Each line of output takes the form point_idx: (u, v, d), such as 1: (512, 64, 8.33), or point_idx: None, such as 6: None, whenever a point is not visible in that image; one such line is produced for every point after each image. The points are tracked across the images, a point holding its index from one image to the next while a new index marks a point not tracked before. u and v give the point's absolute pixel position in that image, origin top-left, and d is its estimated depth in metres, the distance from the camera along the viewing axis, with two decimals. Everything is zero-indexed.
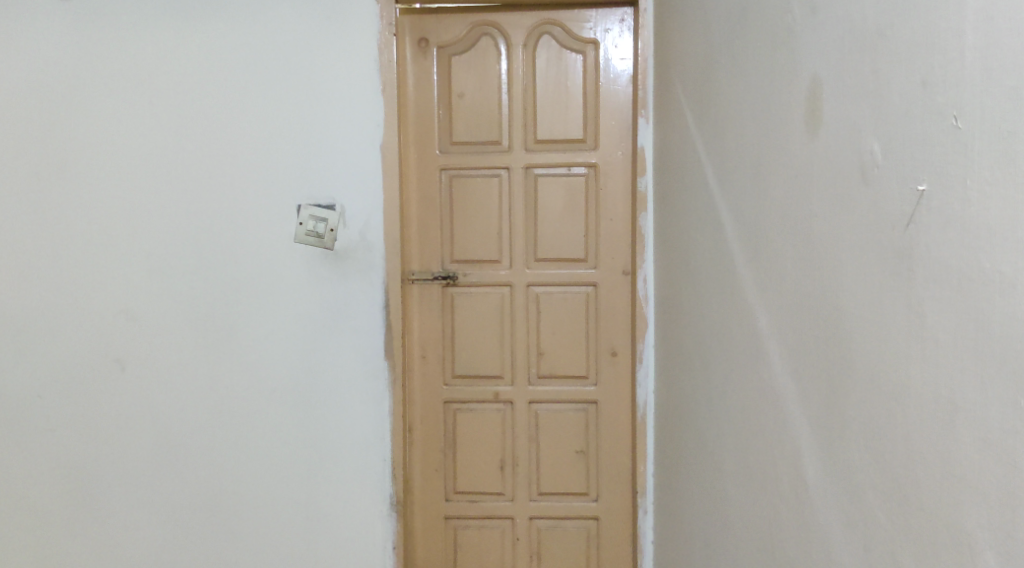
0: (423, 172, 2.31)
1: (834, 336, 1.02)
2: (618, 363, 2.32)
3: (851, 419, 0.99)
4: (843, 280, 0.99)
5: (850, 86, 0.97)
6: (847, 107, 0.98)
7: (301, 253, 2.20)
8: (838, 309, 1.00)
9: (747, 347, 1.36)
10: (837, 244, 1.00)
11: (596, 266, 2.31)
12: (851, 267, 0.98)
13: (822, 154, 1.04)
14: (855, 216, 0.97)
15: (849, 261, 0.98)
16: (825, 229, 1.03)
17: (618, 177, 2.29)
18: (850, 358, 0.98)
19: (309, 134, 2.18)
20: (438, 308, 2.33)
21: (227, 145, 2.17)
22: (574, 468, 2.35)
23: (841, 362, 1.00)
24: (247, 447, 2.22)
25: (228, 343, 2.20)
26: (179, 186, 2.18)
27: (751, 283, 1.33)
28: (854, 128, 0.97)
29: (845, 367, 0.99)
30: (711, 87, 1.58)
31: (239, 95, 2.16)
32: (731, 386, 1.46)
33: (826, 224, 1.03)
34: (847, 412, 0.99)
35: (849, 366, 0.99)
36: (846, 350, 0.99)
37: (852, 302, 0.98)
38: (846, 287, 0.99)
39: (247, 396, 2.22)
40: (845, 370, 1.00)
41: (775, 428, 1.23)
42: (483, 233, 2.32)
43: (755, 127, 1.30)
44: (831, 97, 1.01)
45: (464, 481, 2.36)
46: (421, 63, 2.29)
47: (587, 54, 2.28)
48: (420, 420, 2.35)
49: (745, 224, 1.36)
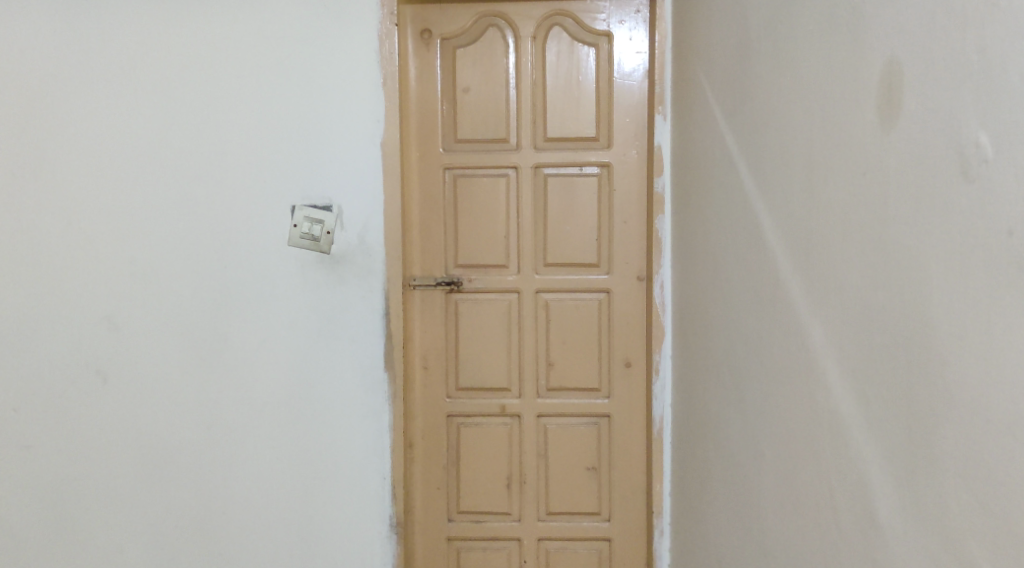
0: (426, 171, 2.18)
1: (918, 360, 0.90)
2: (633, 374, 2.19)
3: (944, 454, 0.86)
4: (932, 296, 0.87)
5: (946, 71, 0.86)
6: (941, 96, 0.86)
7: (296, 257, 2.05)
8: (926, 329, 0.88)
9: (794, 367, 1.23)
10: (926, 253, 0.88)
11: (609, 271, 2.18)
12: (948, 280, 0.85)
13: (902, 150, 0.92)
14: (954, 219, 0.85)
15: (942, 275, 0.86)
16: (907, 238, 0.91)
17: (632, 177, 2.16)
18: (942, 386, 0.86)
19: (305, 130, 2.03)
20: (441, 316, 2.20)
21: (217, 142, 2.03)
22: (585, 485, 2.22)
23: (929, 389, 0.88)
24: (237, 465, 2.08)
25: (218, 353, 2.06)
26: (164, 186, 2.03)
27: (800, 295, 1.20)
28: (951, 119, 0.85)
29: (935, 395, 0.87)
30: (747, 78, 1.45)
31: (230, 88, 2.02)
32: (771, 408, 1.34)
33: (909, 231, 0.90)
34: (939, 446, 0.87)
35: (943, 393, 0.86)
36: (937, 376, 0.87)
37: (947, 318, 0.85)
38: (937, 305, 0.87)
39: (237, 410, 2.07)
40: (936, 396, 0.87)
41: (833, 458, 1.10)
42: (490, 236, 2.19)
43: (806, 121, 1.17)
44: (919, 85, 0.89)
45: (468, 500, 2.22)
46: (423, 56, 2.16)
47: (600, 47, 2.15)
48: (422, 435, 2.21)
49: (791, 229, 1.23)
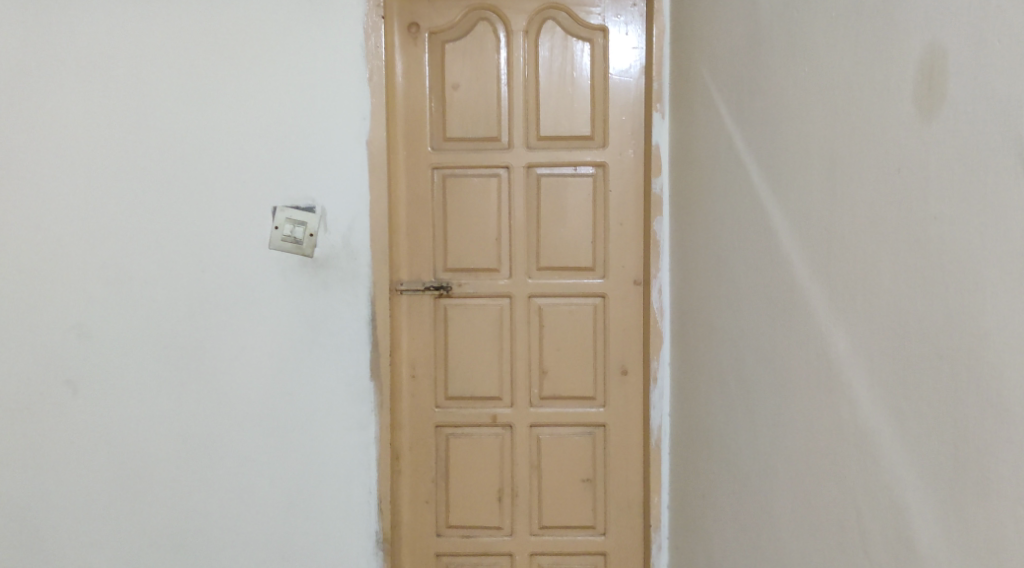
0: (414, 171, 2.09)
1: (975, 374, 0.83)
2: (629, 382, 2.11)
3: (1005, 476, 0.80)
4: (993, 304, 0.81)
5: (1006, 61, 0.80)
6: (999, 87, 0.80)
7: (277, 261, 1.95)
8: (984, 340, 0.82)
9: (814, 378, 1.15)
10: (982, 258, 0.82)
11: (604, 275, 2.10)
12: (1007, 286, 0.80)
13: (949, 146, 0.86)
14: (1016, 221, 0.79)
15: (1003, 281, 0.80)
16: (960, 241, 0.85)
17: (628, 177, 2.08)
18: (1003, 402, 0.80)
19: (287, 128, 1.94)
20: (429, 322, 2.11)
21: (194, 140, 1.92)
22: (579, 498, 2.13)
23: (988, 405, 0.82)
24: (216, 480, 1.97)
25: (195, 361, 1.95)
26: (138, 186, 1.92)
27: (821, 301, 1.12)
28: (1012, 113, 0.79)
29: (994, 411, 0.81)
30: (757, 71, 1.37)
31: (208, 84, 1.92)
32: (786, 421, 1.25)
33: (963, 236, 0.84)
34: (998, 467, 0.81)
35: (1004, 410, 0.80)
36: (997, 391, 0.81)
37: (1007, 328, 0.80)
38: (998, 315, 0.81)
39: (215, 421, 1.97)
40: (995, 413, 0.81)
41: (861, 477, 1.02)
42: (480, 239, 2.10)
43: (827, 114, 1.09)
44: (974, 78, 0.83)
45: (458, 514, 2.13)
46: (411, 50, 2.07)
47: (595, 42, 2.07)
48: (409, 446, 2.12)
49: (811, 231, 1.15)
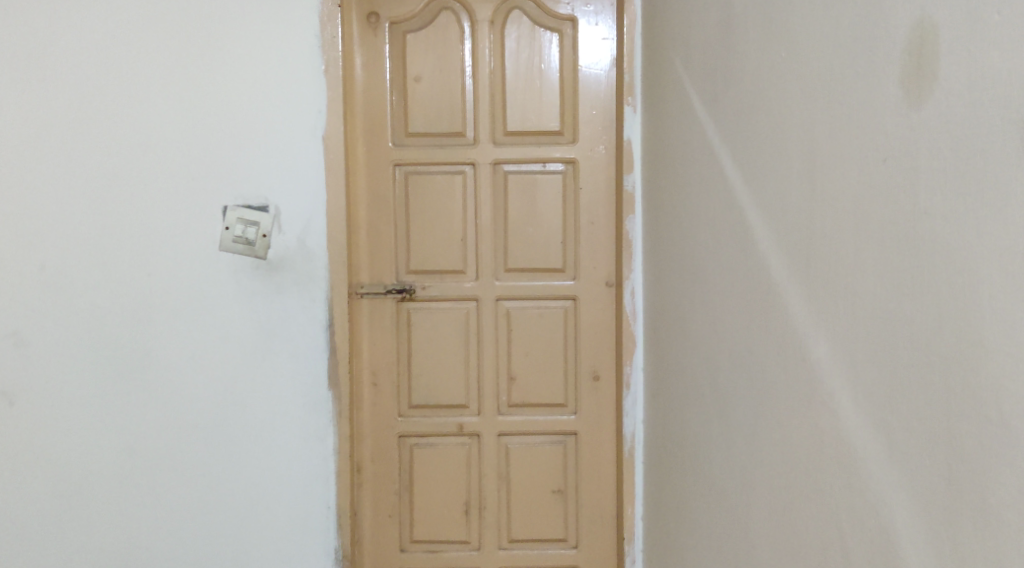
0: (375, 168, 1.98)
1: (972, 387, 0.74)
2: (601, 388, 2.02)
3: (1006, 503, 0.71)
4: (993, 309, 0.72)
5: (1005, 36, 0.71)
6: (998, 65, 0.71)
7: (228, 263, 1.84)
8: (985, 350, 0.73)
9: (793, 386, 1.06)
10: (979, 256, 0.73)
11: (575, 276, 2.00)
12: (1008, 288, 0.71)
13: (941, 131, 0.77)
14: (1017, 213, 0.70)
15: (1005, 283, 0.71)
16: (954, 237, 0.76)
17: (599, 174, 1.99)
18: (1005, 420, 0.71)
19: (239, 121, 1.83)
20: (391, 326, 2.01)
21: (138, 134, 1.81)
22: (550, 511, 2.03)
23: (988, 423, 0.73)
24: (164, 496, 1.86)
25: (140, 370, 1.84)
26: (79, 184, 1.80)
27: (800, 303, 1.03)
28: (1014, 94, 0.70)
29: (995, 430, 0.72)
30: (731, 58, 1.28)
31: (154, 75, 1.80)
32: (764, 433, 1.17)
33: (959, 234, 0.75)
34: (998, 491, 0.72)
35: (1005, 428, 0.71)
36: (998, 407, 0.72)
37: (1009, 337, 0.71)
38: (1000, 321, 0.72)
39: (163, 433, 1.85)
40: (996, 430, 0.72)
41: (847, 497, 0.93)
42: (445, 239, 2.00)
43: (805, 101, 1.01)
44: (971, 55, 0.74)
45: (423, 528, 2.03)
46: (370, 41, 1.96)
47: (564, 32, 1.98)
48: (371, 457, 2.02)
49: (788, 227, 1.06)
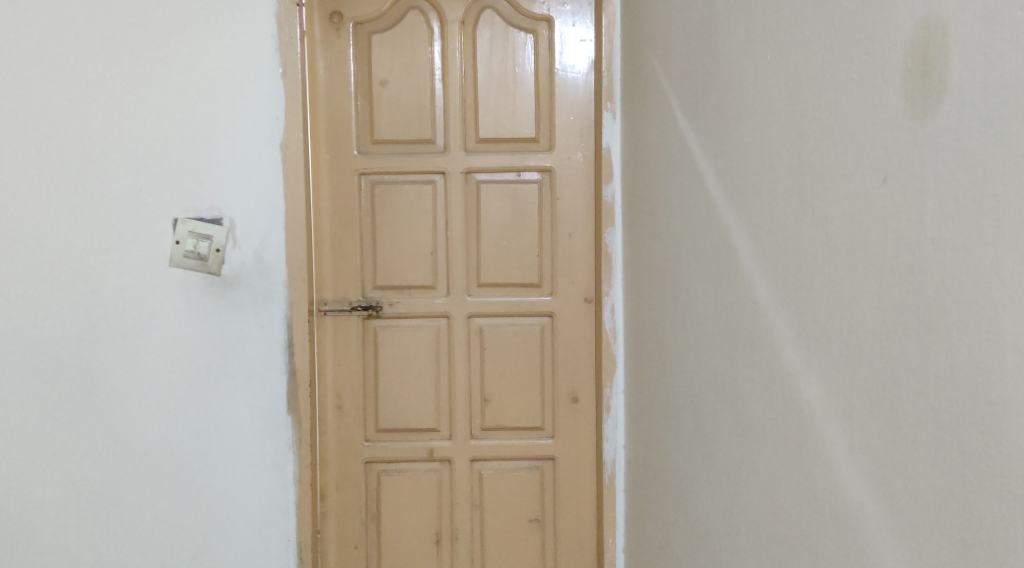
0: (339, 178, 1.87)
1: (990, 452, 0.63)
2: (580, 411, 1.90)
3: None
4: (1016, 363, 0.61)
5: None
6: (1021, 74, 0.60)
7: (180, 280, 1.72)
8: (1005, 410, 0.62)
9: (781, 427, 0.95)
10: (998, 299, 0.62)
11: (552, 292, 1.89)
12: None
13: (951, 147, 0.66)
14: None
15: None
16: (966, 271, 0.65)
17: (578, 184, 1.87)
18: None
19: (191, 129, 1.70)
20: (357, 346, 1.89)
21: (82, 143, 1.67)
22: (526, 540, 1.92)
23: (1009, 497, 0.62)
24: (112, 529, 1.73)
25: (85, 395, 1.71)
26: (17, 196, 1.66)
27: (789, 335, 0.92)
28: None
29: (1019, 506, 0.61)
30: (713, 60, 1.17)
31: (99, 79, 1.67)
32: (749, 476, 1.05)
33: (974, 272, 0.64)
34: None
35: None
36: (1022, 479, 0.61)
37: None
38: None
39: (109, 462, 1.72)
40: (1018, 506, 0.61)
41: (839, 559, 0.82)
42: (414, 253, 1.88)
43: (795, 108, 0.90)
44: (987, 61, 0.63)
45: (391, 559, 1.91)
46: (334, 43, 1.85)
47: (540, 33, 1.86)
48: (336, 485, 1.90)
49: (776, 249, 0.95)
